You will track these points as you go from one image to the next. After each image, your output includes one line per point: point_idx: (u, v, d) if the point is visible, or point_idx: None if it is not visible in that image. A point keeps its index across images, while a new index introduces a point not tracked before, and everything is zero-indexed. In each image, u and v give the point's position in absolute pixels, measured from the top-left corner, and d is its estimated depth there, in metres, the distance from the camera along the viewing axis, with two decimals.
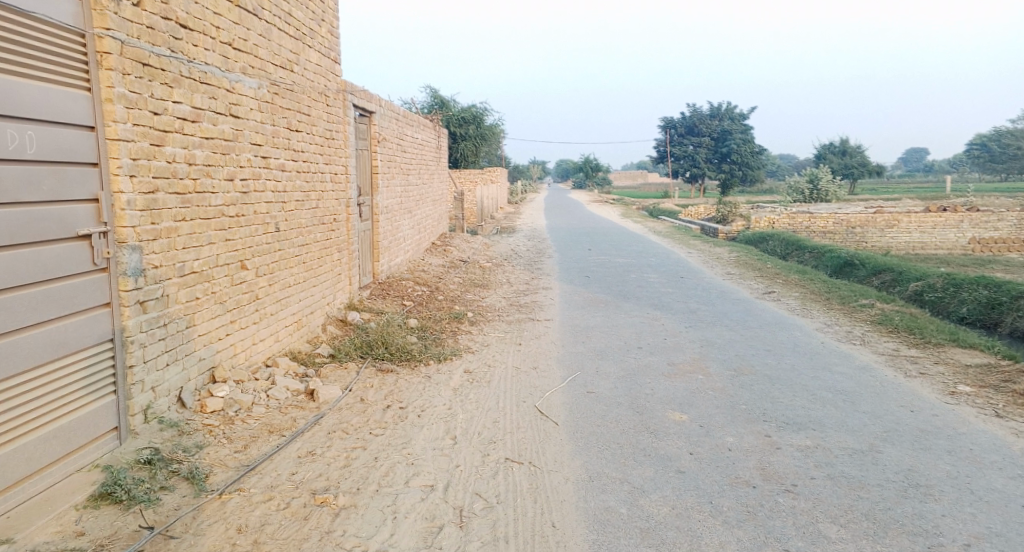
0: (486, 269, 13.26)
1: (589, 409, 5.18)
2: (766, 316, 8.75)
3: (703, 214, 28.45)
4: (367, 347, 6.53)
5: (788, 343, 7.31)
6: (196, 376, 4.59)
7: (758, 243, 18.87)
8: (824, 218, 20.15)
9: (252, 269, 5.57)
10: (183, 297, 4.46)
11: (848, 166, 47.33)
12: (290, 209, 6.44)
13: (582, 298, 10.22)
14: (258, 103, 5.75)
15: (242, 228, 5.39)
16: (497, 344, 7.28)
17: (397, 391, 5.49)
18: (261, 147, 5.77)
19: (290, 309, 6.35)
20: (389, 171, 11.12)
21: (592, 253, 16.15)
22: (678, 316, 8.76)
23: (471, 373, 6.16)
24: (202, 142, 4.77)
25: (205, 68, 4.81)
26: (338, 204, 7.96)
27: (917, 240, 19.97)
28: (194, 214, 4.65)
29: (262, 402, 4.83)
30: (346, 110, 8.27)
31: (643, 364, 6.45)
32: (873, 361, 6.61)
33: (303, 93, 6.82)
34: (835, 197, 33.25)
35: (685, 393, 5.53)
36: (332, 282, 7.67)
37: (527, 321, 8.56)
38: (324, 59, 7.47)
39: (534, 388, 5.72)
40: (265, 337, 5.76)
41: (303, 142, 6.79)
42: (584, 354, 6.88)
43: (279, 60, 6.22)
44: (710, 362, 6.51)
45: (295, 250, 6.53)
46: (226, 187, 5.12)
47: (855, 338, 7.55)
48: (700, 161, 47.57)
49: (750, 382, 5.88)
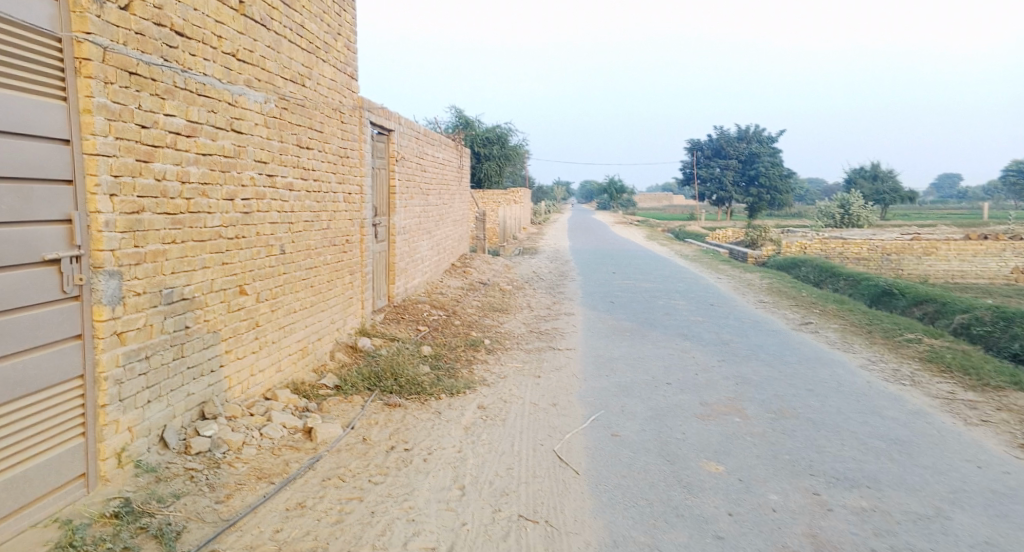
0: (506, 293, 12.81)
1: (613, 455, 4.68)
2: (804, 351, 8.16)
3: (731, 237, 27.73)
4: (375, 379, 6.12)
5: (830, 383, 6.73)
6: (181, 414, 4.21)
7: (789, 269, 18.20)
8: (858, 244, 19.42)
9: (253, 294, 5.19)
10: (168, 327, 4.09)
11: (880, 191, 46.20)
12: (298, 230, 6.08)
13: (606, 325, 9.71)
14: (265, 118, 5.41)
15: (242, 251, 5.03)
16: (515, 377, 6.81)
17: (404, 430, 5.05)
18: (266, 164, 5.43)
19: (295, 337, 5.97)
20: (408, 190, 10.78)
21: (616, 277, 15.64)
22: (709, 348, 8.22)
23: (485, 410, 5.69)
24: (198, 159, 4.43)
25: (204, 79, 4.48)
26: (352, 225, 7.60)
27: (956, 269, 19.11)
28: (186, 236, 4.29)
29: (253, 442, 4.42)
30: (363, 128, 7.94)
31: (673, 403, 5.93)
32: (928, 405, 6.00)
33: (316, 109, 6.50)
34: (867, 221, 32.31)
35: (720, 440, 5.00)
36: (342, 307, 7.29)
37: (547, 351, 8.07)
38: (339, 75, 7.16)
39: (552, 428, 5.24)
40: (264, 367, 5.36)
41: (314, 161, 6.45)
42: (607, 389, 6.38)
43: (290, 74, 5.91)
44: (747, 403, 5.96)
45: (302, 273, 6.16)
46: (225, 207, 4.78)
47: (904, 378, 6.93)
48: (727, 184, 46.90)
49: (792, 427, 5.34)
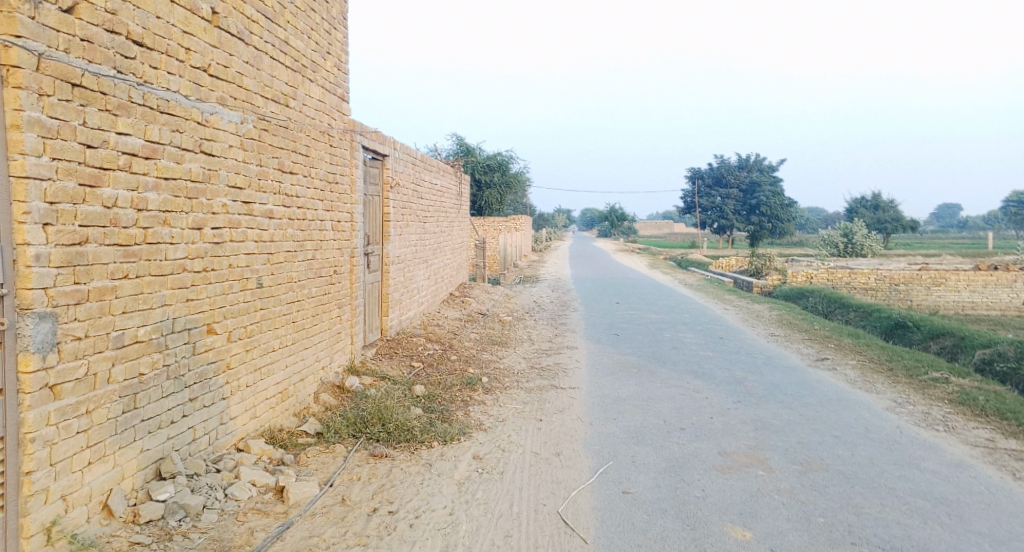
0: (506, 325, 12.27)
1: (625, 519, 4.14)
2: (824, 390, 7.63)
3: (734, 266, 27.24)
4: (361, 425, 5.59)
5: (858, 428, 6.18)
6: (131, 474, 3.69)
7: (796, 299, 17.71)
8: (865, 273, 18.90)
9: (223, 334, 4.70)
10: (118, 375, 3.59)
11: (881, 219, 45.96)
12: (279, 262, 5.59)
13: (611, 360, 9.16)
14: (241, 140, 4.97)
15: (211, 286, 4.54)
16: (514, 420, 6.26)
17: (389, 487, 4.51)
18: (242, 190, 4.97)
19: (273, 379, 5.45)
20: (403, 218, 10.33)
21: (619, 307, 15.11)
22: (722, 387, 7.68)
23: (481, 461, 5.15)
24: (159, 184, 3.96)
25: (167, 95, 4.04)
26: (341, 255, 7.12)
27: (966, 299, 18.61)
28: (143, 270, 3.81)
29: (213, 507, 3.88)
30: (354, 152, 7.50)
31: (688, 453, 5.38)
32: (968, 456, 5.44)
33: (301, 131, 6.06)
34: (872, 250, 31.86)
35: (744, 499, 4.46)
36: (329, 344, 6.77)
37: (549, 390, 7.52)
38: (328, 96, 6.74)
39: (556, 484, 4.70)
40: (236, 415, 4.85)
41: (298, 186, 5.99)
42: (615, 436, 5.84)
43: (271, 93, 5.48)
44: (770, 452, 5.42)
45: (283, 308, 5.67)
46: (191, 237, 4.30)
47: (936, 422, 6.39)
48: (728, 212, 46.61)
49: (823, 482, 4.79)
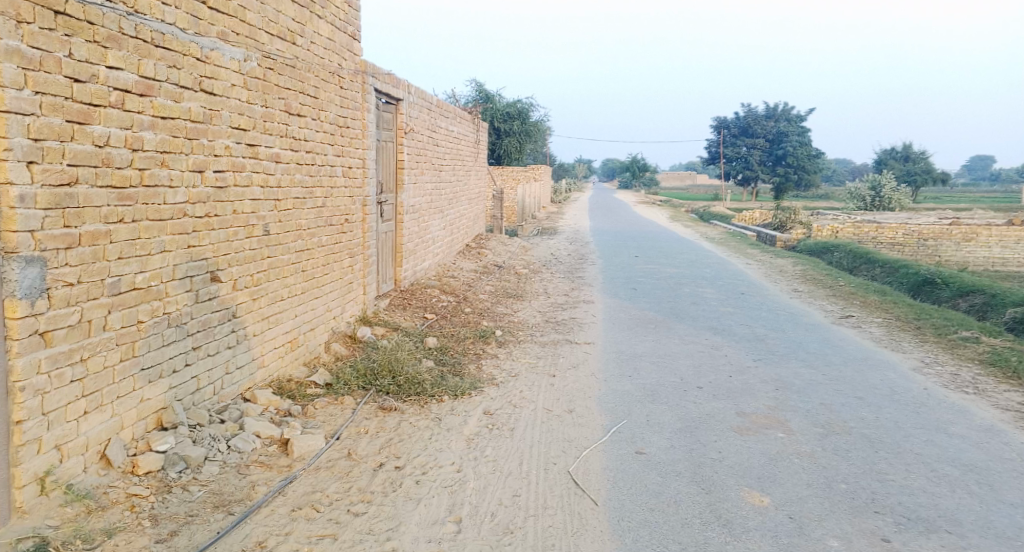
0: (522, 277, 12.09)
1: (637, 480, 4.01)
2: (848, 349, 7.39)
3: (757, 219, 26.66)
4: (371, 377, 5.49)
5: (883, 389, 5.96)
6: (131, 424, 3.61)
7: (820, 254, 17.28)
8: (893, 228, 18.36)
9: (228, 282, 4.56)
10: (115, 322, 3.46)
11: (911, 172, 44.62)
12: (286, 208, 5.41)
13: (628, 315, 8.97)
14: (244, 79, 4.72)
15: (214, 231, 4.38)
16: (527, 375, 6.13)
17: (397, 442, 4.40)
18: (246, 132, 4.75)
19: (281, 328, 5.34)
20: (418, 166, 10.07)
21: (638, 260, 14.84)
22: (742, 344, 7.47)
23: (491, 417, 5.03)
24: (155, 123, 3.76)
25: (162, 27, 3.79)
26: (352, 203, 6.92)
27: (998, 256, 18.03)
28: (139, 214, 3.64)
29: (215, 459, 3.80)
30: (366, 95, 7.22)
31: (704, 413, 5.22)
32: (999, 420, 5.22)
33: (309, 71, 5.79)
34: (900, 204, 30.97)
35: (763, 463, 4.30)
36: (340, 294, 6.64)
37: (564, 344, 7.37)
38: (338, 34, 6.43)
39: (567, 443, 4.57)
40: (242, 364, 4.75)
41: (306, 130, 5.76)
42: (630, 393, 5.68)
43: (277, 29, 5.20)
44: (790, 414, 5.24)
45: (292, 256, 5.51)
46: (191, 180, 4.11)
47: (966, 384, 6.15)
48: (753, 164, 45.53)
49: (846, 446, 4.61)
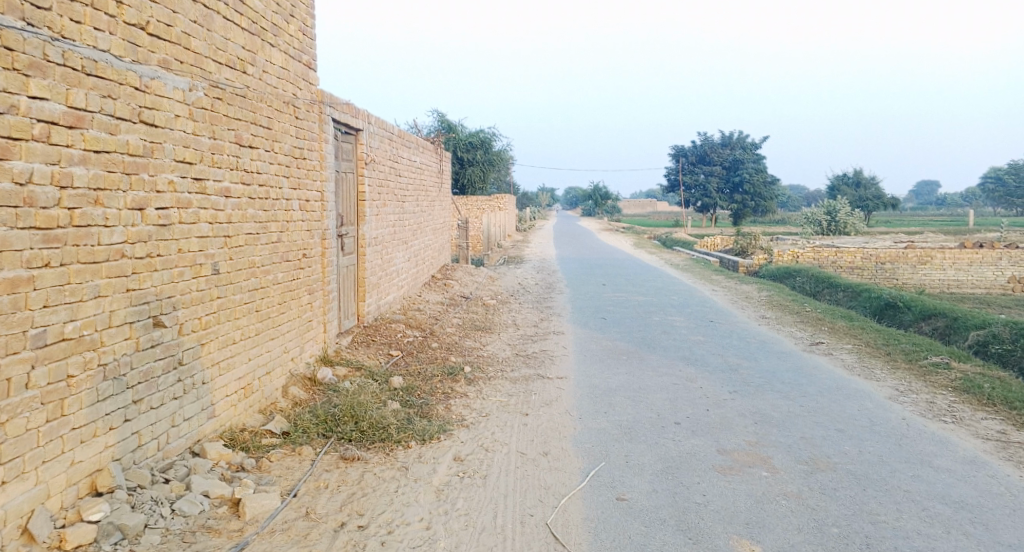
0: (490, 308, 11.83)
1: (619, 531, 3.75)
2: (822, 378, 7.29)
3: (719, 245, 26.92)
4: (332, 423, 5.15)
5: (862, 420, 5.83)
6: (59, 492, 3.23)
7: (783, 279, 17.43)
8: (851, 253, 18.65)
9: (173, 327, 4.20)
10: (38, 380, 3.10)
11: (863, 198, 45.93)
12: (238, 245, 5.08)
13: (599, 347, 8.76)
14: (191, 110, 4.43)
15: (157, 273, 4.04)
16: (498, 415, 5.84)
17: (359, 497, 4.07)
18: (193, 166, 4.45)
19: (233, 374, 4.96)
20: (380, 198, 9.80)
21: (605, 289, 14.72)
22: (716, 375, 7.31)
23: (462, 463, 4.72)
24: (88, 158, 3.44)
25: (95, 55, 3.49)
26: (310, 238, 6.60)
27: (952, 278, 18.44)
28: (69, 257, 3.31)
29: (157, 526, 3.43)
30: (324, 126, 6.97)
31: (684, 451, 5.00)
32: (981, 451, 5.12)
33: (261, 101, 5.52)
34: (855, 229, 31.69)
35: (749, 506, 4.08)
36: (298, 333, 6.28)
37: (536, 380, 7.10)
38: (292, 63, 6.19)
39: (543, 490, 4.29)
40: (190, 416, 4.37)
41: (259, 162, 5.47)
42: (607, 432, 5.44)
43: (225, 57, 4.94)
44: (773, 450, 5.05)
45: (244, 296, 5.16)
46: (131, 218, 3.78)
47: (943, 413, 6.08)
48: (712, 191, 46.33)
49: (832, 484, 4.43)
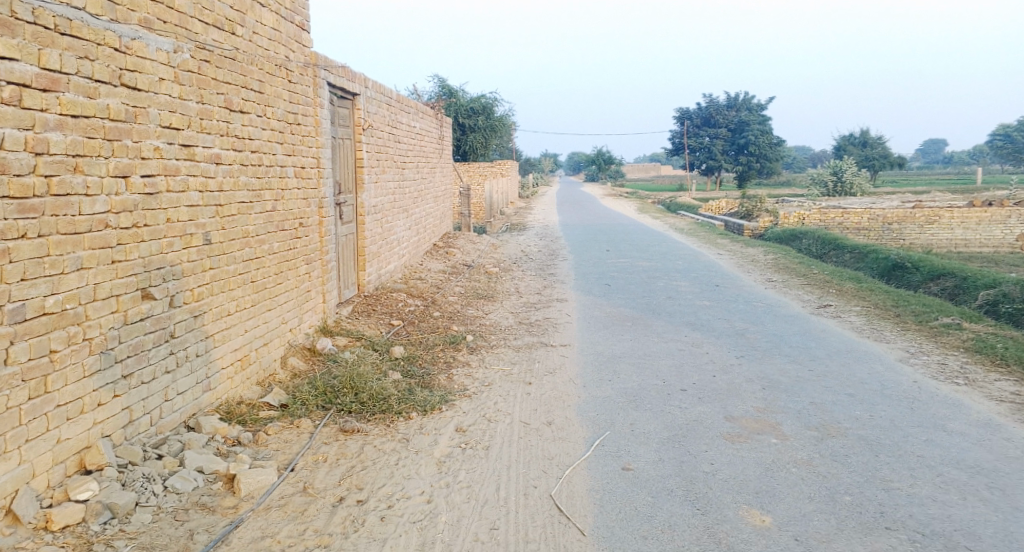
0: (492, 276, 11.67)
1: (626, 502, 3.65)
2: (831, 342, 7.15)
3: (724, 209, 26.60)
4: (331, 395, 5.05)
5: (872, 384, 5.70)
6: (45, 471, 3.14)
7: (789, 242, 17.21)
8: (859, 213, 18.36)
9: (163, 299, 4.06)
10: (19, 355, 2.97)
11: (870, 158, 45.31)
12: (230, 214, 4.91)
13: (603, 314, 8.63)
14: (175, 72, 4.22)
15: (144, 244, 3.89)
16: (501, 384, 5.74)
17: (359, 471, 3.97)
18: (179, 132, 4.26)
19: (229, 346, 4.84)
20: (379, 164, 9.58)
21: (610, 255, 14.54)
22: (723, 341, 7.18)
23: (464, 434, 4.62)
24: (64, 122, 3.26)
25: (68, 12, 3.28)
26: (307, 206, 6.43)
27: (960, 237, 18.18)
28: (47, 227, 3.15)
29: (148, 504, 3.33)
30: (318, 90, 6.74)
31: (692, 419, 4.88)
32: (995, 413, 5.00)
33: (252, 64, 5.29)
34: (861, 189, 31.26)
35: (759, 474, 3.97)
36: (297, 304, 6.16)
37: (539, 348, 6.98)
38: (284, 24, 5.93)
39: (547, 461, 4.19)
40: (185, 389, 4.26)
41: (251, 128, 5.26)
42: (612, 400, 5.33)
43: (212, 17, 4.70)
44: (782, 416, 4.94)
45: (238, 266, 5.01)
46: (113, 186, 3.61)
47: (955, 375, 5.95)
48: (716, 154, 45.75)
49: (844, 450, 4.32)
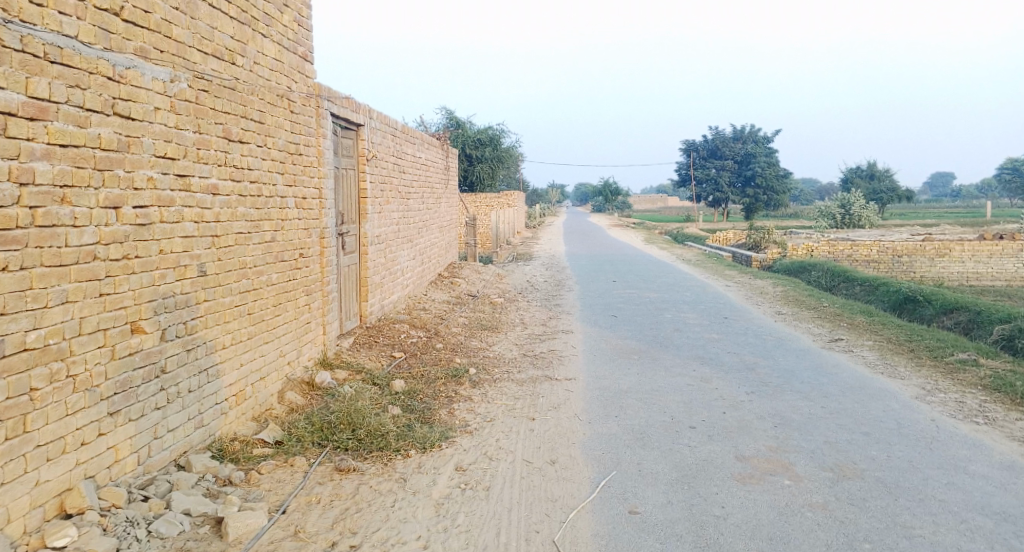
0: (497, 307, 11.54)
1: (632, 549, 3.46)
2: (843, 377, 6.96)
3: (732, 240, 26.47)
4: (328, 431, 4.90)
5: (889, 422, 5.50)
6: (21, 515, 3.00)
7: (798, 274, 17.03)
8: (868, 246, 18.19)
9: (154, 333, 3.95)
10: None
11: (877, 191, 45.22)
12: (227, 245, 4.83)
13: (609, 347, 8.46)
14: (172, 103, 4.18)
15: (135, 276, 3.79)
16: (503, 420, 5.57)
17: (353, 514, 3.80)
18: (175, 162, 4.19)
19: (223, 380, 4.72)
20: (383, 194, 9.53)
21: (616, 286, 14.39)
22: (732, 375, 6.99)
23: (464, 473, 4.45)
24: (52, 152, 3.19)
25: (59, 41, 3.23)
26: (308, 237, 6.35)
27: (971, 270, 17.95)
28: (31, 259, 3.06)
29: (129, 548, 3.17)
30: (321, 121, 6.71)
31: (701, 458, 4.70)
32: (1018, 455, 4.79)
33: (252, 95, 5.26)
34: (869, 222, 31.09)
35: (772, 519, 3.78)
36: (296, 336, 6.04)
37: (543, 382, 6.81)
38: (286, 55, 5.92)
39: (550, 503, 4.01)
40: (175, 426, 4.13)
41: (250, 158, 5.21)
42: (618, 438, 5.15)
43: (211, 48, 4.67)
44: (795, 456, 4.74)
45: (234, 298, 4.91)
46: (104, 217, 3.53)
47: (974, 413, 5.74)
48: (723, 185, 45.78)
49: (861, 493, 4.12)
